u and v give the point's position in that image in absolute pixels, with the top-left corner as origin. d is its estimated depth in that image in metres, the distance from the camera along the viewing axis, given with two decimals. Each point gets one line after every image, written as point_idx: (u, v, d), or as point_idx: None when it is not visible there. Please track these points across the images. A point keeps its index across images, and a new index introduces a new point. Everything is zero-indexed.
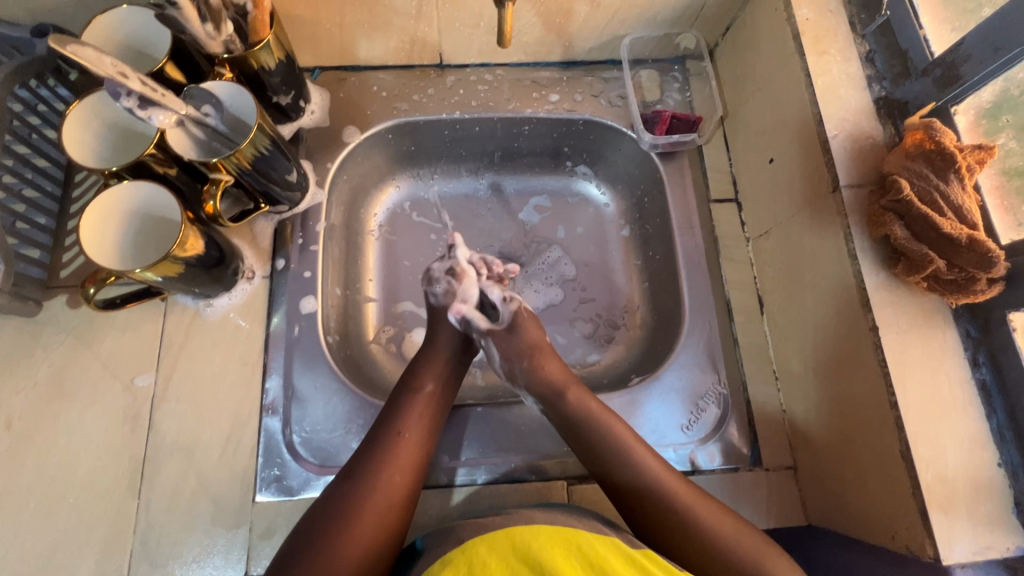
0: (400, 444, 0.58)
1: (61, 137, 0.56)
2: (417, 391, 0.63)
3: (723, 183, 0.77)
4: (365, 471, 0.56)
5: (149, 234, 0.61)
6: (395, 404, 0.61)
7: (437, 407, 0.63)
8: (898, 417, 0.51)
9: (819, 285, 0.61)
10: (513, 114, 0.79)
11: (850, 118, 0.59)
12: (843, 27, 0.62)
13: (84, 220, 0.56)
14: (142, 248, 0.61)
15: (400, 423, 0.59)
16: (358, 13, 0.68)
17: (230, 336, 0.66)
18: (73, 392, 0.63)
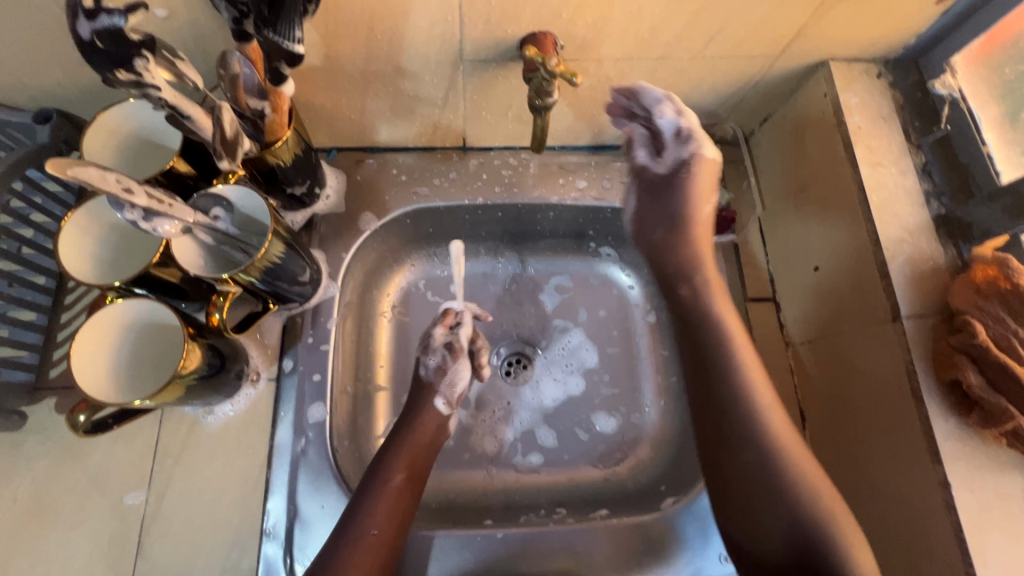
0: (372, 532, 0.56)
1: (55, 246, 0.51)
2: (385, 484, 0.59)
3: (761, 280, 0.72)
4: (337, 560, 0.54)
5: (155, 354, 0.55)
6: (362, 494, 0.58)
7: (406, 499, 0.59)
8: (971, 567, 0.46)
9: (879, 416, 0.55)
10: (538, 201, 0.75)
11: (908, 238, 0.55)
12: (897, 137, 0.59)
13: (75, 339, 0.50)
14: (147, 369, 0.55)
15: (368, 517, 0.56)
16: (380, 103, 0.64)
17: (232, 448, 0.61)
18: (56, 511, 0.58)
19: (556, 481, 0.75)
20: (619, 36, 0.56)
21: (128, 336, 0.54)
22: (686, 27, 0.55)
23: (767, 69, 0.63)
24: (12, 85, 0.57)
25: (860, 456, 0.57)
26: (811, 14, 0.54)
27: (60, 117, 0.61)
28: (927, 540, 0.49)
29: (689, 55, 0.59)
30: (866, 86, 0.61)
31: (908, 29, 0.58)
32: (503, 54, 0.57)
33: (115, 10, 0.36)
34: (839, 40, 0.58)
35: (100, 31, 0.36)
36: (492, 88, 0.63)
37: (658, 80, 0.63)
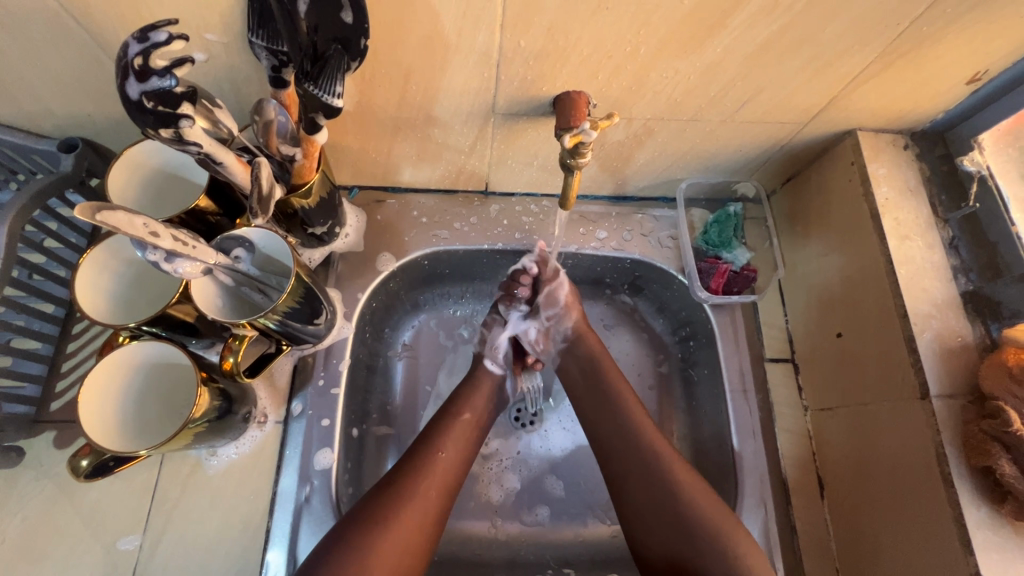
0: (441, 453, 0.60)
1: (71, 282, 0.50)
2: (457, 416, 0.64)
3: (781, 340, 0.71)
4: (405, 472, 0.57)
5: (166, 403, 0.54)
6: (435, 421, 0.63)
7: (473, 436, 0.64)
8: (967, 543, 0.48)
9: (907, 494, 0.53)
10: (560, 249, 0.74)
11: (937, 314, 0.55)
12: (924, 210, 0.59)
13: (84, 382, 0.48)
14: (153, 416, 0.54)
15: (438, 438, 0.61)
16: (408, 148, 0.64)
17: (232, 493, 0.59)
18: (44, 553, 0.55)
19: (563, 537, 0.72)
20: (652, 98, 0.56)
21: (136, 377, 0.52)
22: (719, 93, 0.55)
23: (796, 134, 0.63)
24: (41, 113, 0.57)
25: (883, 534, 0.56)
26: (844, 87, 0.55)
27: (86, 145, 0.61)
28: (917, 481, 0.52)
29: (719, 118, 0.59)
30: (892, 157, 0.62)
31: (936, 106, 0.58)
32: (535, 110, 0.58)
33: (164, 70, 0.36)
34: (868, 112, 0.59)
35: (149, 92, 0.36)
36: (521, 138, 0.63)
37: (686, 140, 0.64)
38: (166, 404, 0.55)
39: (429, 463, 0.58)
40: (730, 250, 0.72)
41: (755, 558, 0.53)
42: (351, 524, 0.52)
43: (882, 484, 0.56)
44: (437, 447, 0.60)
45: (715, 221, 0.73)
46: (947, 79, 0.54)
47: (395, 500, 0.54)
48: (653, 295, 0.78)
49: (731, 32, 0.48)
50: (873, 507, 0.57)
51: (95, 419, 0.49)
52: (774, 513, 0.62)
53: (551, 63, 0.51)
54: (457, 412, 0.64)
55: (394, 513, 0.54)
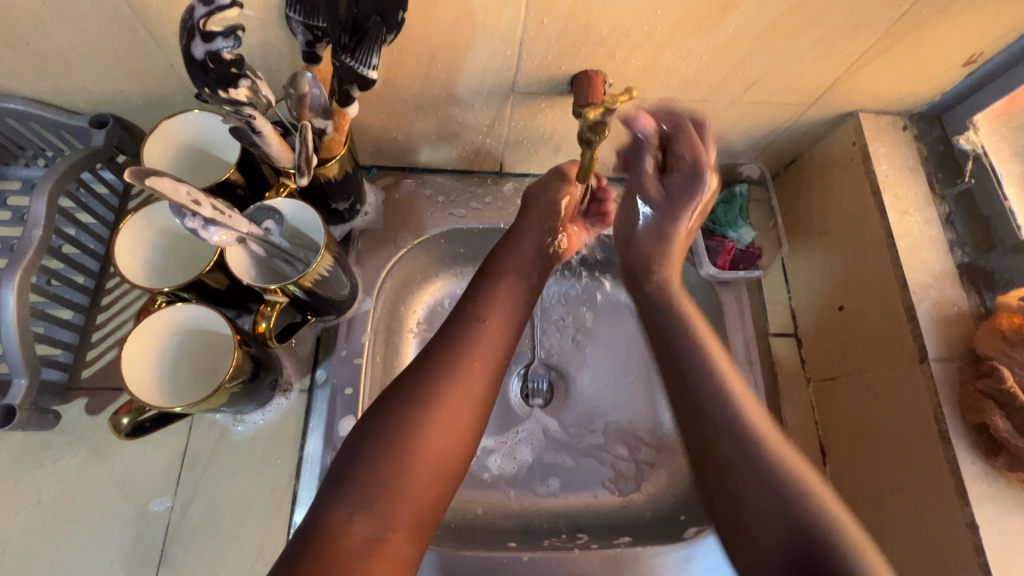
0: (484, 318, 0.58)
1: (111, 249, 0.52)
2: (499, 276, 0.62)
3: (783, 316, 0.74)
4: (457, 339, 0.56)
5: (179, 376, 0.55)
6: (480, 285, 0.61)
7: (521, 295, 0.62)
8: (962, 492, 0.51)
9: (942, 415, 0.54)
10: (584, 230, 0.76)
11: (934, 283, 0.58)
12: (923, 186, 0.63)
13: (127, 343, 0.51)
14: (174, 376, 0.55)
15: (484, 305, 0.59)
16: (428, 126, 0.66)
17: (259, 459, 0.61)
18: (80, 514, 0.57)
19: (575, 505, 0.75)
20: (666, 78, 0.59)
21: (175, 341, 0.54)
22: (730, 73, 0.58)
23: (801, 115, 0.66)
24: (76, 91, 0.59)
25: (883, 492, 0.59)
26: (847, 68, 0.58)
27: (116, 123, 0.63)
28: (916, 438, 0.56)
29: (729, 99, 0.62)
30: (892, 137, 0.65)
31: (934, 87, 0.61)
32: (553, 89, 0.60)
33: (226, 32, 0.39)
34: (869, 94, 0.62)
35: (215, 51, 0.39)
36: (538, 117, 0.65)
37: None
38: (176, 377, 0.55)
39: (474, 331, 0.56)
40: (735, 229, 0.75)
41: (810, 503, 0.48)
42: (401, 394, 0.51)
43: (881, 445, 0.59)
44: (479, 315, 0.58)
45: (722, 202, 0.76)
46: (945, 62, 0.57)
47: (441, 370, 0.53)
48: None
49: (743, 13, 0.51)
50: (871, 466, 0.60)
51: (155, 332, 0.53)
52: None
53: (572, 41, 0.53)
54: (499, 274, 0.62)
55: (444, 383, 0.52)
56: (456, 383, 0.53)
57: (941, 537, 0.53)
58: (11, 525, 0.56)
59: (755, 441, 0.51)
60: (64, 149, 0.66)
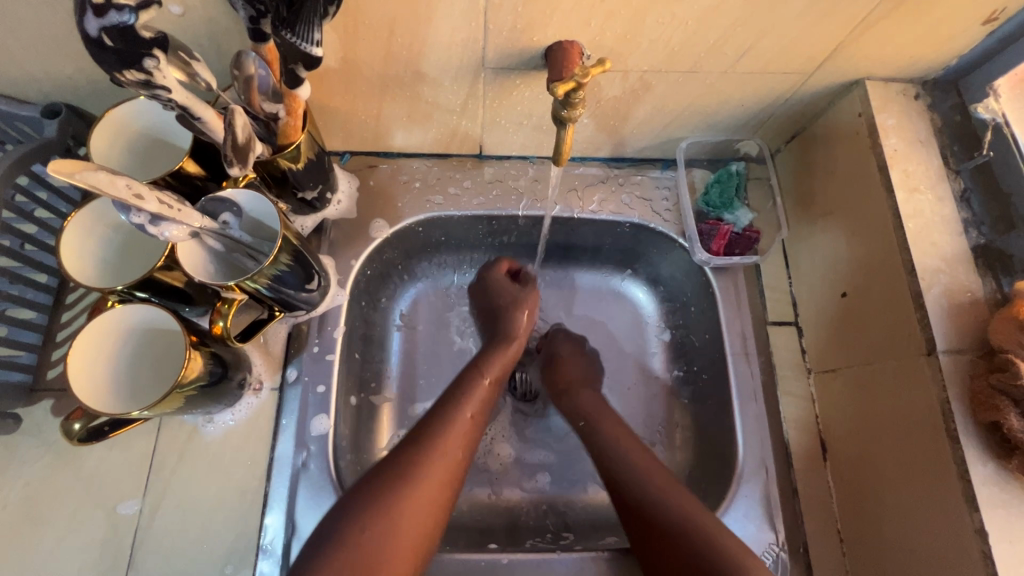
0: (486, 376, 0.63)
1: (58, 245, 0.50)
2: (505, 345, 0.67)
3: (783, 303, 0.69)
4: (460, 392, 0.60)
5: (138, 374, 0.53)
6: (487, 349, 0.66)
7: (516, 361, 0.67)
8: (971, 497, 0.47)
9: (921, 469, 0.51)
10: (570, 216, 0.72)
11: (946, 269, 0.53)
12: (935, 160, 0.57)
13: (76, 341, 0.49)
14: (135, 373, 0.53)
15: (487, 363, 0.64)
16: (397, 108, 0.62)
17: (228, 460, 0.59)
18: (47, 517, 0.56)
19: (563, 502, 0.72)
20: (648, 47, 0.54)
21: (128, 342, 0.52)
22: (719, 41, 0.53)
23: (801, 86, 0.61)
24: (21, 77, 0.56)
25: (885, 492, 0.55)
26: (850, 32, 0.52)
27: (70, 111, 0.60)
28: (921, 436, 0.51)
29: (720, 69, 0.57)
30: (903, 107, 0.59)
31: (951, 50, 0.55)
32: (526, 63, 0.55)
33: (125, 5, 0.35)
34: (877, 59, 0.56)
35: (109, 28, 0.35)
36: (514, 95, 0.61)
37: (685, 94, 0.61)
38: (137, 375, 0.53)
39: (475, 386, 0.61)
40: (731, 211, 0.70)
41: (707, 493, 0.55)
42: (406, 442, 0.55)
43: (883, 442, 0.55)
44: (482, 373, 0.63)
45: (716, 181, 0.71)
46: (962, 20, 0.51)
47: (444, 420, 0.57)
48: (654, 261, 0.76)
49: None
50: (872, 463, 0.56)
51: (112, 329, 0.51)
52: (775, 474, 0.62)
53: (540, 9, 0.48)
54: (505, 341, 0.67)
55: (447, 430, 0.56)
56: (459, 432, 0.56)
57: (946, 543, 0.49)
58: None
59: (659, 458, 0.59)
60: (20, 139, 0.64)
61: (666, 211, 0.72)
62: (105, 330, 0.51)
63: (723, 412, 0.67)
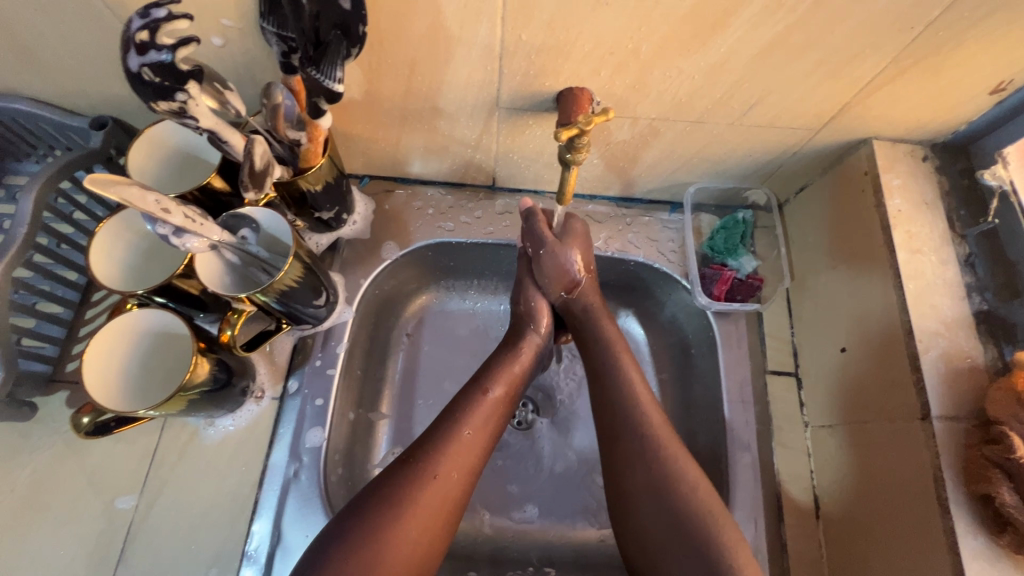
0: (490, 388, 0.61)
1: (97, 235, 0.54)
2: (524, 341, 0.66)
3: (782, 353, 0.69)
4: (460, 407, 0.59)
5: (147, 375, 0.56)
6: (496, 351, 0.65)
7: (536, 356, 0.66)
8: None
9: None
10: None
11: (945, 332, 0.52)
12: (941, 223, 0.57)
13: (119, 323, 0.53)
14: (146, 375, 0.56)
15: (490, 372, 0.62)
16: (415, 139, 0.66)
17: (225, 464, 0.61)
18: (48, 506, 0.58)
19: (549, 536, 0.72)
20: (657, 97, 0.56)
21: (141, 342, 0.55)
22: (726, 94, 0.55)
23: (808, 141, 0.62)
24: (75, 91, 0.61)
25: (874, 557, 0.54)
26: (856, 93, 0.53)
27: (115, 124, 0.65)
28: (912, 504, 0.50)
29: (727, 121, 0.59)
30: (909, 167, 0.59)
31: (959, 115, 0.56)
32: (539, 105, 0.58)
33: (163, 46, 0.38)
34: (884, 121, 0.57)
35: (150, 65, 0.38)
36: (527, 133, 0.63)
37: (693, 142, 0.63)
38: (145, 375, 0.56)
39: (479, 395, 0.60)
40: (736, 257, 0.71)
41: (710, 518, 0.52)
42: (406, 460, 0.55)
43: (877, 507, 0.54)
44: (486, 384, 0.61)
45: (722, 228, 0.72)
46: (969, 89, 0.52)
47: (449, 424, 0.57)
48: (657, 301, 0.77)
49: (736, 31, 0.46)
50: (863, 526, 0.55)
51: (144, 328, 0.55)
52: (763, 528, 0.60)
53: (553, 57, 0.51)
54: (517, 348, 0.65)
55: (451, 436, 0.56)
56: (462, 442, 0.56)
57: None
58: None
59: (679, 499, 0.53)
60: (64, 146, 0.69)
61: (671, 253, 0.73)
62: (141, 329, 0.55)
63: (716, 458, 0.66)
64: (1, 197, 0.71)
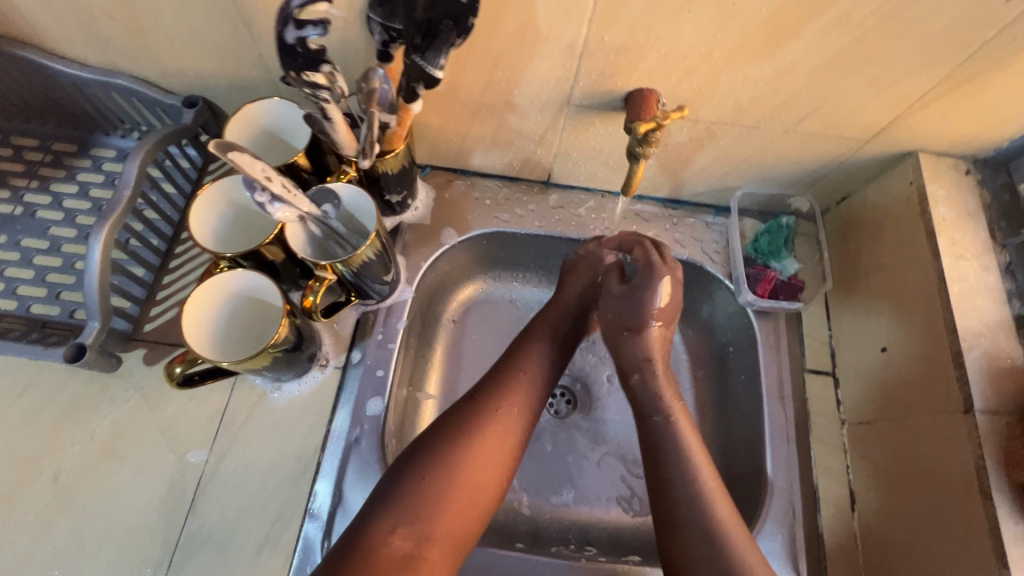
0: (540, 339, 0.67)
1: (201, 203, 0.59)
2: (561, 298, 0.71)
3: (821, 352, 0.72)
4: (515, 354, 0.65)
5: (232, 334, 0.61)
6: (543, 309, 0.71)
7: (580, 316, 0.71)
8: (1001, 557, 0.48)
9: None
10: None
11: (987, 333, 0.55)
12: (982, 232, 0.61)
13: (235, 286, 0.59)
14: (230, 331, 0.60)
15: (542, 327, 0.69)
16: (483, 132, 0.70)
17: (291, 426, 0.64)
18: (125, 455, 0.61)
19: (586, 520, 0.74)
20: (720, 102, 0.60)
21: (237, 303, 0.60)
22: (784, 102, 0.59)
23: (856, 151, 0.65)
24: (175, 71, 0.66)
25: (913, 545, 0.56)
26: (908, 106, 0.57)
27: (204, 105, 0.69)
28: (952, 492, 0.53)
29: (782, 128, 0.63)
30: (952, 179, 0.63)
31: (1003, 133, 0.60)
32: (608, 104, 0.62)
33: (316, 23, 0.45)
34: (930, 135, 0.61)
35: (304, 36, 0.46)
36: (590, 131, 0.68)
37: (747, 147, 0.67)
38: (230, 332, 0.61)
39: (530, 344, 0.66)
40: (779, 259, 0.74)
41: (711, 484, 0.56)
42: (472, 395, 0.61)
43: (916, 497, 0.57)
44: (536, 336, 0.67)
45: (766, 231, 0.75)
46: (1015, 107, 0.56)
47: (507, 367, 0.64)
48: (697, 300, 0.80)
49: (804, 41, 0.51)
50: (903, 515, 0.58)
51: (240, 296, 0.60)
52: (802, 516, 0.63)
53: (630, 59, 0.55)
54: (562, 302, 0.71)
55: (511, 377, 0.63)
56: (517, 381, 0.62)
57: None
58: (65, 456, 0.61)
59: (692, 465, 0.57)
60: (155, 125, 0.75)
61: (715, 253, 0.77)
62: (239, 296, 0.60)
63: (753, 450, 0.69)
64: (88, 167, 0.76)
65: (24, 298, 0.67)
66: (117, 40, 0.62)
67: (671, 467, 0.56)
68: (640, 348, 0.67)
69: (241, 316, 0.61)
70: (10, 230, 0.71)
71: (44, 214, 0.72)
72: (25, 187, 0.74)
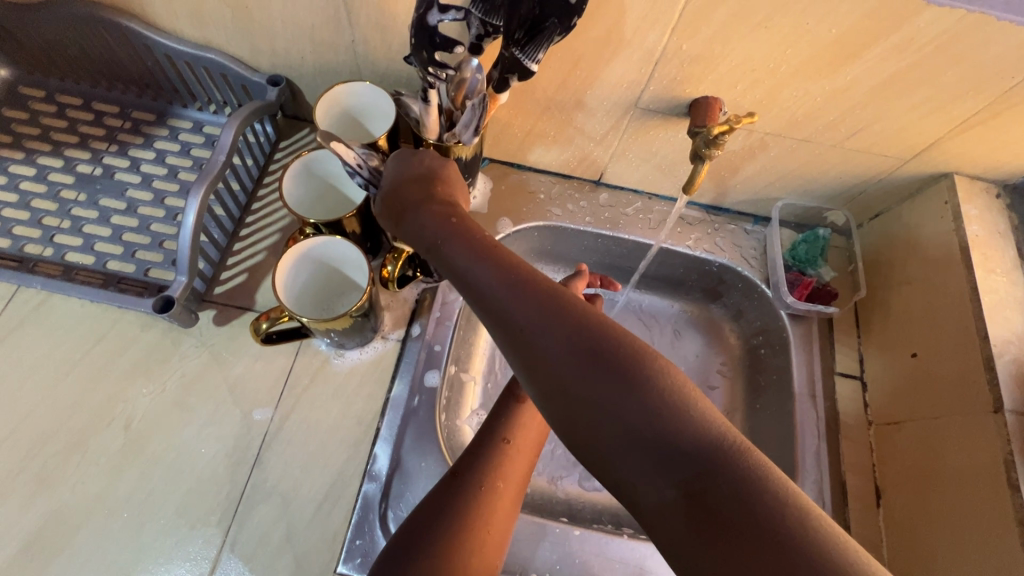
0: None
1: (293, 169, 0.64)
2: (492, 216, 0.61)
3: (850, 358, 0.76)
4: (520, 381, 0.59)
5: (307, 287, 0.65)
6: None
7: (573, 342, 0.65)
8: None
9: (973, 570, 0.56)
10: (669, 247, 0.82)
11: (1016, 341, 0.60)
12: (1011, 250, 0.66)
13: (325, 249, 0.63)
14: (306, 286, 0.65)
15: None
16: (548, 128, 0.74)
17: (352, 391, 0.67)
18: (194, 408, 0.64)
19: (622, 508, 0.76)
20: (778, 114, 0.65)
21: (321, 263, 0.64)
22: (837, 118, 0.64)
23: (896, 170, 0.71)
24: (267, 52, 0.70)
25: (940, 537, 0.59)
26: (950, 130, 0.62)
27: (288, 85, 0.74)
28: (979, 485, 0.57)
29: (831, 142, 0.67)
30: (984, 202, 0.68)
31: None
32: (673, 110, 0.67)
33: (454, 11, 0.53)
34: (967, 159, 0.66)
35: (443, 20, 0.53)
36: (650, 135, 0.72)
37: (794, 159, 0.72)
38: (306, 286, 0.65)
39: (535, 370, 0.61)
40: (815, 267, 0.79)
41: (671, 387, 0.36)
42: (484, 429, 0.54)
43: (943, 492, 0.61)
44: None
45: (804, 240, 0.80)
46: None
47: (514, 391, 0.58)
48: (732, 302, 0.85)
49: (865, 63, 0.56)
50: (930, 510, 0.61)
51: (326, 257, 0.64)
52: (831, 508, 0.66)
53: (703, 68, 0.60)
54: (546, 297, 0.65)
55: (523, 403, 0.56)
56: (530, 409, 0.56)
57: None
58: (137, 404, 0.64)
59: (635, 371, 0.37)
60: (237, 101, 0.79)
61: (753, 259, 0.81)
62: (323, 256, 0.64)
63: (783, 445, 0.73)
64: (165, 136, 0.80)
65: (101, 254, 0.70)
66: (219, 19, 0.66)
67: (589, 374, 0.37)
68: (474, 239, 0.48)
69: (318, 273, 0.65)
70: (89, 189, 0.74)
71: (122, 176, 0.76)
72: (105, 150, 0.77)
